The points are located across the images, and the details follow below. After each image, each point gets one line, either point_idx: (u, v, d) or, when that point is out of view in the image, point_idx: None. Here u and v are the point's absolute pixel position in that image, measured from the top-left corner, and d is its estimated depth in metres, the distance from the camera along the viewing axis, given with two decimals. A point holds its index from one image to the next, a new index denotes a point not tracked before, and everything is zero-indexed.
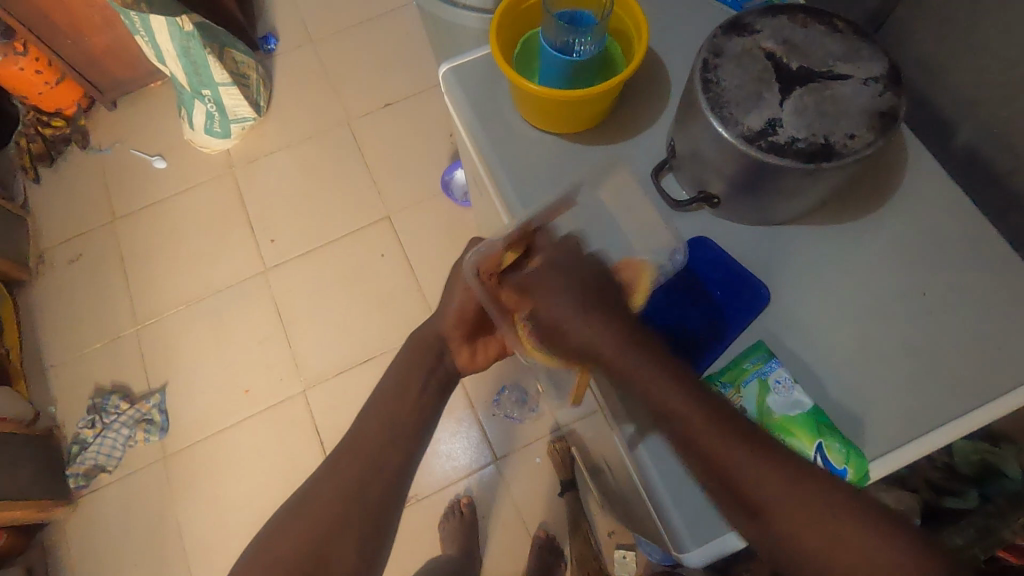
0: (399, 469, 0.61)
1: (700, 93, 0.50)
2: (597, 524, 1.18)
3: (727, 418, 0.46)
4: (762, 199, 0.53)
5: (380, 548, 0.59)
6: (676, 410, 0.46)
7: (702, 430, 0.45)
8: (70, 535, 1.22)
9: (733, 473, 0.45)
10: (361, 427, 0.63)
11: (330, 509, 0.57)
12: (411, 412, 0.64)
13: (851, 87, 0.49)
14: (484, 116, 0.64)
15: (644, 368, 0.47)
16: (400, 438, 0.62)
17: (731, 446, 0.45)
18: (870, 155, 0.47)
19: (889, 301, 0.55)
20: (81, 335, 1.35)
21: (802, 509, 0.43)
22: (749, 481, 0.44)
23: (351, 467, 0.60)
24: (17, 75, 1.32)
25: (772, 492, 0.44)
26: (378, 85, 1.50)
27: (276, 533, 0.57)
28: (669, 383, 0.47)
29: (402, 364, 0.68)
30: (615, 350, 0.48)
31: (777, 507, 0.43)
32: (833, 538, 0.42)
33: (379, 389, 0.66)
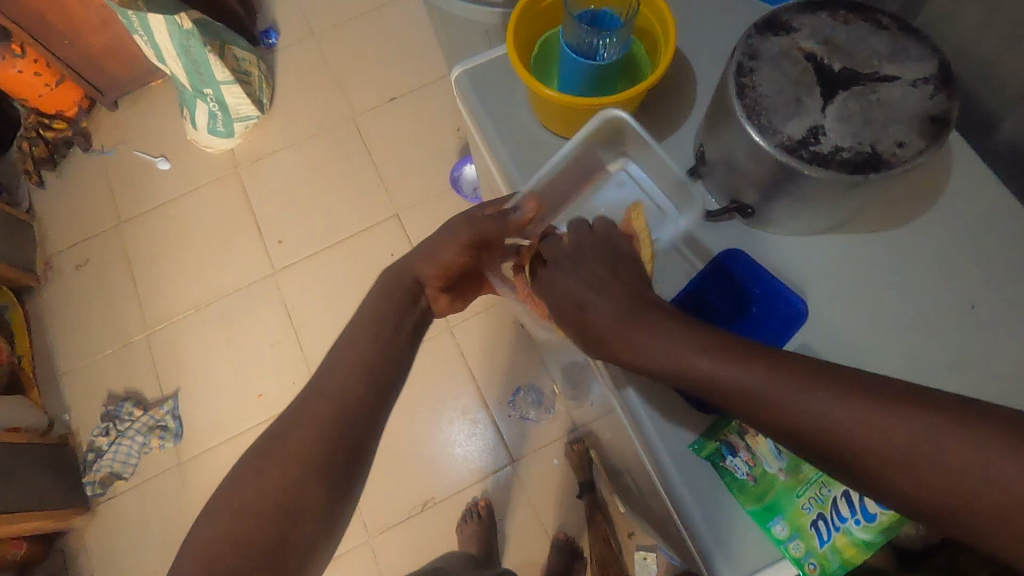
0: (372, 415, 0.55)
1: (735, 99, 0.46)
2: (616, 525, 1.16)
3: (761, 363, 0.40)
4: (801, 210, 0.50)
5: (350, 501, 0.53)
6: (707, 376, 0.41)
7: (731, 382, 0.40)
8: (89, 542, 1.22)
9: (792, 425, 0.38)
10: (327, 369, 0.56)
11: (292, 458, 0.50)
12: (385, 348, 0.57)
13: (899, 90, 0.45)
14: (501, 119, 0.61)
15: (648, 341, 0.43)
16: (376, 374, 0.56)
17: (775, 390, 0.39)
18: (921, 163, 0.44)
19: (935, 314, 0.53)
20: (92, 342, 1.34)
21: (882, 438, 0.35)
22: (824, 425, 0.37)
23: (313, 413, 0.53)
24: (15, 78, 1.29)
25: (847, 426, 0.36)
26: (383, 79, 1.46)
27: (236, 484, 0.50)
28: (680, 342, 0.42)
29: (373, 302, 0.60)
30: (624, 320, 0.45)
31: (850, 441, 0.36)
32: (960, 465, 0.33)
33: (352, 325, 0.59)
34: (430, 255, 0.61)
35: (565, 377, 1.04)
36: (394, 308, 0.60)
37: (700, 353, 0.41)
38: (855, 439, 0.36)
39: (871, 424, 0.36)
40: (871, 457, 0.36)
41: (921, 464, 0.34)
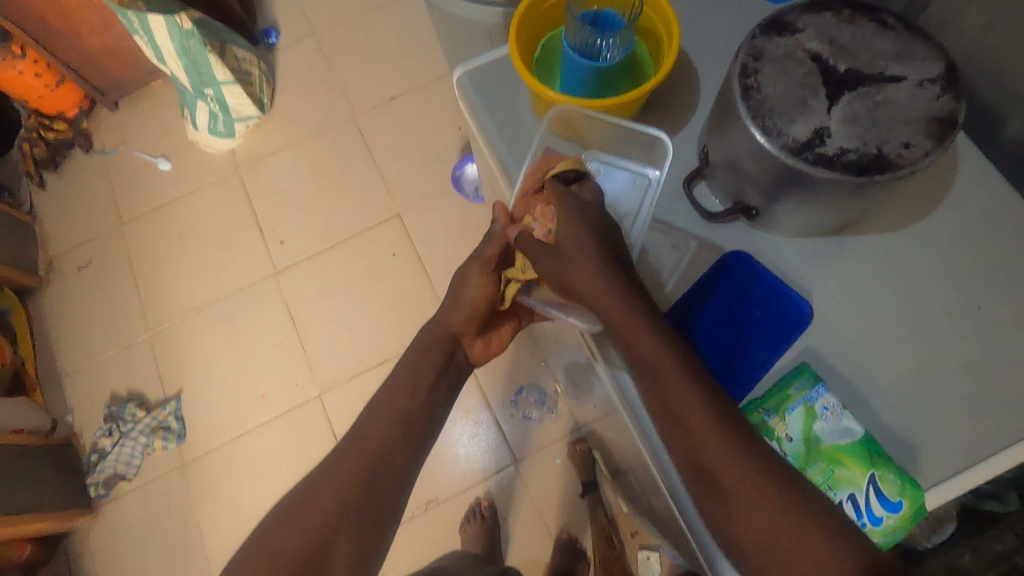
0: (403, 469, 0.55)
1: (739, 100, 0.46)
2: (619, 525, 1.16)
3: (722, 403, 0.45)
4: (807, 212, 0.50)
5: (378, 556, 0.53)
6: (674, 393, 0.45)
7: (691, 411, 0.45)
8: (93, 542, 1.23)
9: (703, 445, 0.44)
10: (366, 422, 0.57)
11: (324, 510, 0.51)
12: (420, 403, 0.58)
13: (905, 91, 0.45)
14: (503, 122, 0.61)
15: (637, 328, 0.47)
16: (412, 431, 0.56)
17: (717, 428, 0.44)
18: (927, 165, 0.44)
19: (940, 316, 0.52)
20: (95, 343, 1.34)
21: (776, 505, 0.42)
22: (724, 465, 0.43)
23: (347, 466, 0.53)
24: (17, 78, 1.27)
25: (746, 473, 0.43)
26: (383, 78, 1.46)
27: (271, 531, 0.52)
28: (661, 352, 0.46)
29: (413, 356, 0.61)
30: (615, 306, 0.48)
31: (751, 495, 0.42)
32: (779, 535, 0.41)
33: (391, 378, 0.60)
34: (458, 302, 0.61)
35: (567, 376, 1.04)
36: (433, 362, 0.60)
37: (682, 371, 0.45)
38: (757, 491, 0.42)
39: (759, 485, 0.42)
40: (756, 510, 0.42)
41: (782, 533, 0.41)
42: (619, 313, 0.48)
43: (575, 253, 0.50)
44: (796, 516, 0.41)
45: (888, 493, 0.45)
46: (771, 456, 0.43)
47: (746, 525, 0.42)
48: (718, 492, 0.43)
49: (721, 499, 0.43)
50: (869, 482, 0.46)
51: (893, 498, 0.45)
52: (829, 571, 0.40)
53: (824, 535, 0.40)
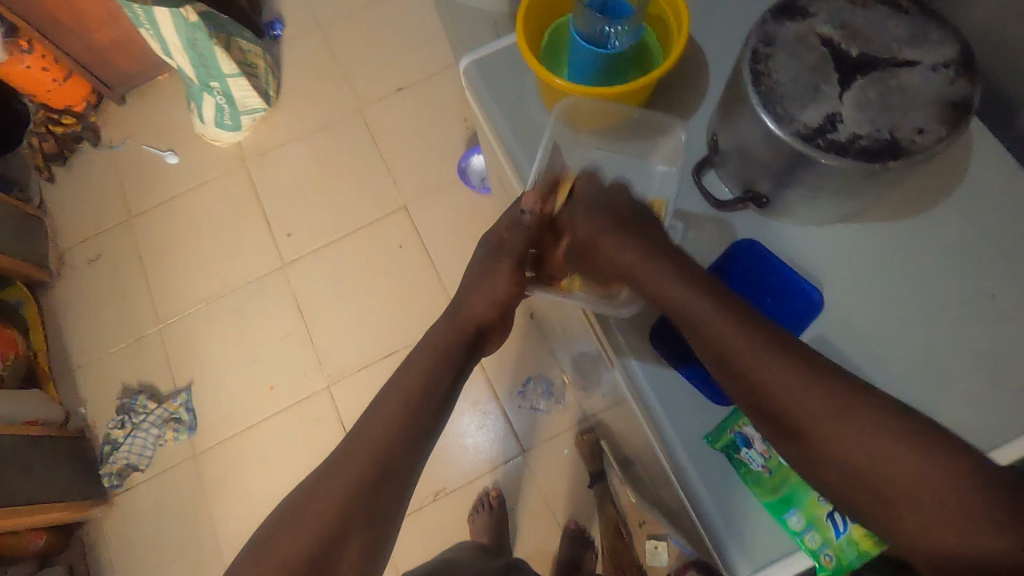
0: (410, 465, 0.53)
1: (750, 87, 0.46)
2: (627, 514, 1.17)
3: (770, 337, 0.45)
4: (818, 199, 0.49)
5: (385, 554, 0.51)
6: (717, 341, 0.46)
7: (738, 352, 0.45)
8: (107, 532, 1.25)
9: (771, 391, 0.44)
10: (369, 419, 0.54)
11: (329, 511, 0.49)
12: (429, 394, 0.56)
13: (919, 75, 0.44)
14: (511, 111, 0.61)
15: (660, 279, 0.49)
16: (416, 427, 0.54)
17: (769, 362, 0.44)
18: (941, 150, 0.43)
19: (953, 305, 0.52)
20: (106, 335, 1.36)
21: (847, 431, 0.41)
22: (799, 402, 0.43)
23: (354, 463, 0.51)
24: (24, 74, 1.28)
25: (819, 410, 0.42)
26: (389, 69, 1.45)
27: (270, 538, 0.50)
28: (692, 297, 0.47)
29: (426, 348, 0.59)
30: (639, 266, 0.51)
31: (821, 428, 0.42)
32: (878, 461, 0.40)
33: (401, 371, 0.58)
34: (481, 290, 0.62)
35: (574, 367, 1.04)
36: (447, 352, 0.59)
37: (717, 315, 0.46)
38: (825, 420, 0.42)
39: (838, 418, 0.41)
40: (829, 441, 0.41)
41: (863, 457, 0.40)
42: (642, 267, 0.51)
43: (598, 238, 0.55)
44: (869, 439, 0.40)
45: None
46: (833, 385, 0.43)
47: (826, 461, 0.42)
48: (789, 437, 0.43)
49: (796, 443, 0.43)
50: None
51: None
52: (912, 490, 0.39)
53: (899, 453, 0.39)
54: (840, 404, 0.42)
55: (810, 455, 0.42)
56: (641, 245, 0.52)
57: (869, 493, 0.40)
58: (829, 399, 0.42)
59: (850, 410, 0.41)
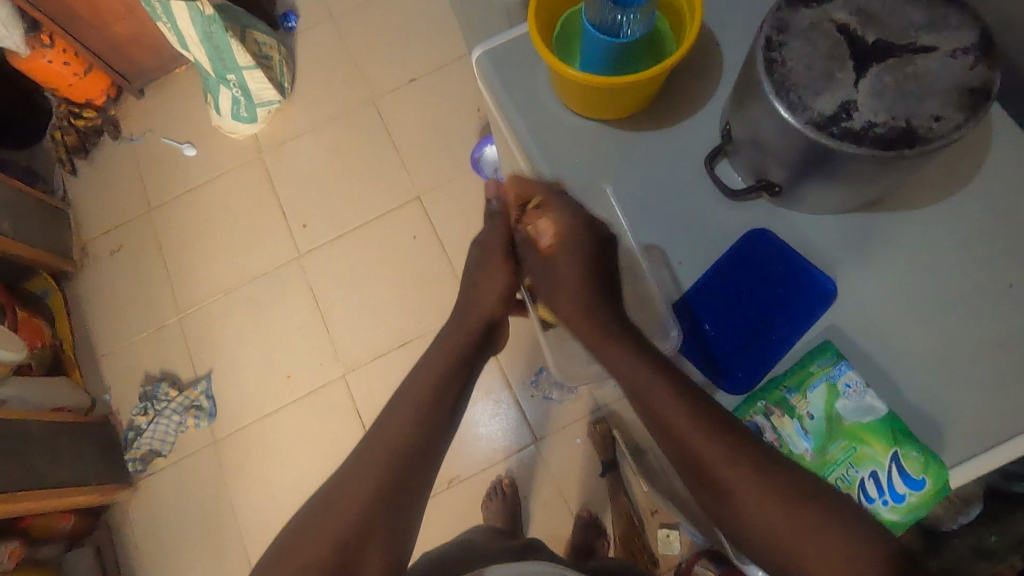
0: (427, 465, 0.59)
1: (763, 75, 0.45)
2: (640, 503, 1.18)
3: (720, 432, 0.50)
4: (833, 187, 0.49)
5: (410, 538, 0.57)
6: (659, 411, 0.52)
7: (678, 426, 0.51)
8: (132, 515, 1.29)
9: (713, 470, 0.50)
10: (387, 421, 0.61)
11: (350, 514, 0.55)
12: (439, 407, 0.61)
13: (936, 61, 0.44)
14: (524, 103, 0.61)
15: (624, 356, 0.56)
16: (428, 431, 0.60)
17: (712, 449, 0.50)
18: (958, 139, 0.43)
19: (969, 295, 0.51)
20: (128, 325, 1.39)
21: (762, 501, 0.48)
22: (732, 485, 0.49)
23: (376, 466, 0.57)
24: (47, 69, 1.31)
25: (750, 492, 0.49)
26: (402, 60, 1.45)
27: (300, 536, 0.56)
28: (642, 373, 0.54)
29: (437, 354, 0.65)
30: (592, 333, 0.60)
31: (741, 500, 0.49)
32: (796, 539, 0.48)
33: (415, 374, 0.64)
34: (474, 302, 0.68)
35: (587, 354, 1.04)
36: (453, 364, 0.64)
37: (666, 399, 0.52)
38: (743, 492, 0.49)
39: (766, 503, 0.48)
40: (749, 513, 0.49)
41: (782, 528, 0.48)
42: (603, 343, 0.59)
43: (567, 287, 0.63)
44: (771, 503, 0.48)
45: (911, 471, 0.46)
46: (763, 470, 0.48)
47: (741, 522, 0.50)
48: (718, 497, 0.51)
49: (723, 506, 0.50)
50: (890, 460, 0.46)
51: (916, 476, 0.46)
52: (804, 551, 0.48)
53: (804, 520, 0.47)
54: (769, 492, 0.48)
55: (728, 516, 0.51)
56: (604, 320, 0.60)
57: (764, 545, 0.49)
58: (755, 472, 0.49)
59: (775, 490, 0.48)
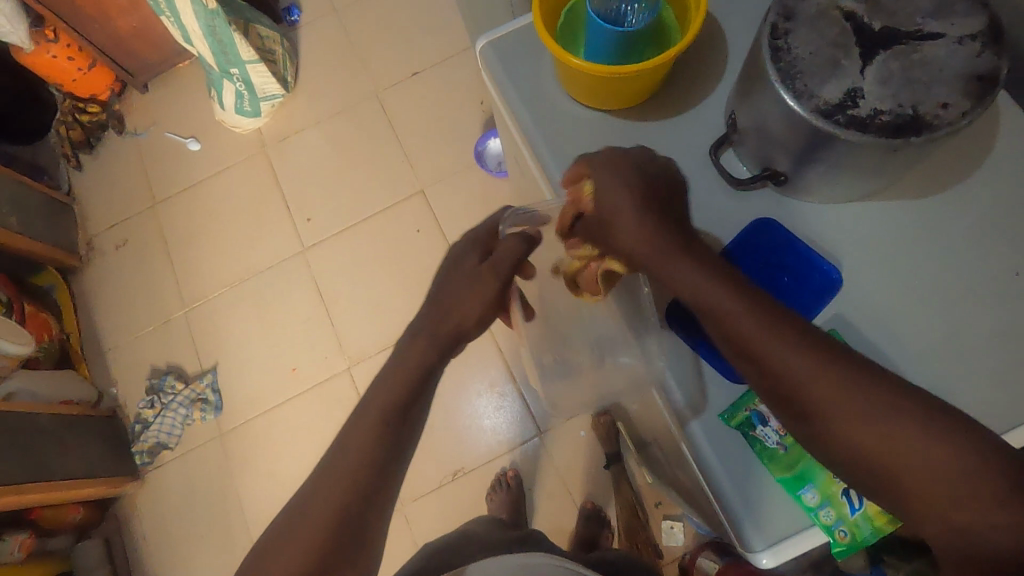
0: (396, 470, 0.52)
1: (769, 63, 0.45)
2: (644, 494, 1.18)
3: (800, 335, 0.44)
4: (839, 176, 0.49)
5: (377, 551, 0.52)
6: (731, 330, 0.44)
7: (756, 342, 0.44)
8: (140, 508, 1.30)
9: (797, 383, 0.43)
10: (353, 424, 0.53)
11: (317, 529, 0.48)
12: (407, 406, 0.53)
13: (944, 48, 0.43)
14: (524, 87, 0.61)
15: (678, 269, 0.47)
16: (396, 435, 0.52)
17: (792, 356, 0.43)
18: (965, 126, 0.43)
19: (976, 284, 0.51)
20: (133, 319, 1.40)
21: (863, 412, 0.41)
22: (822, 397, 0.42)
23: (341, 476, 0.50)
24: (51, 63, 1.31)
25: (845, 402, 0.42)
26: (406, 53, 1.45)
27: (264, 553, 0.49)
28: (711, 289, 0.45)
29: (405, 352, 0.56)
30: (654, 255, 0.48)
31: (835, 414, 0.42)
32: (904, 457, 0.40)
33: (381, 373, 0.56)
34: (456, 299, 0.58)
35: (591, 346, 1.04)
36: (420, 364, 0.55)
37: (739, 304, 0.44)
38: (840, 403, 0.42)
39: (867, 412, 0.41)
40: (849, 430, 0.42)
41: (887, 444, 0.41)
42: (662, 266, 0.47)
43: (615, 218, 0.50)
44: (868, 412, 0.41)
45: None
46: (852, 368, 0.43)
47: (838, 444, 0.42)
48: (805, 419, 0.43)
49: (812, 428, 0.43)
50: None
51: None
52: (913, 473, 0.40)
53: (913, 439, 0.40)
54: (868, 400, 0.41)
55: (826, 439, 0.43)
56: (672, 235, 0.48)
57: (870, 472, 0.42)
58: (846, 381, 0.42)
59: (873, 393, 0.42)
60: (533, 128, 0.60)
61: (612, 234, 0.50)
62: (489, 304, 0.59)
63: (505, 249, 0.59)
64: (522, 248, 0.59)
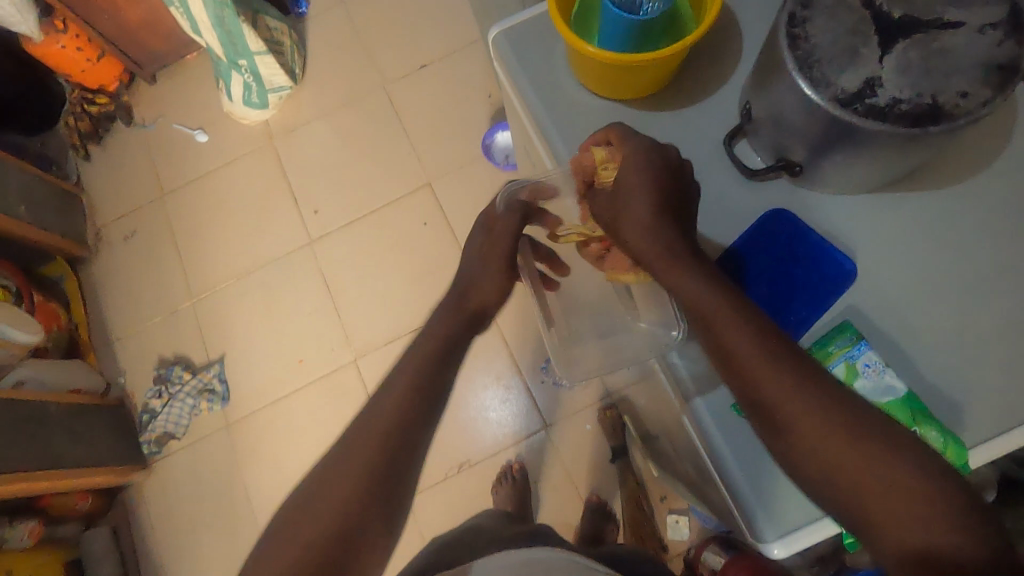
0: (421, 437, 0.52)
1: (786, 51, 0.45)
2: (649, 488, 1.18)
3: (792, 361, 0.44)
4: (856, 165, 0.48)
5: (398, 522, 0.51)
6: (726, 342, 0.45)
7: (749, 360, 0.44)
8: (147, 497, 1.31)
9: (776, 401, 0.43)
10: (382, 394, 0.53)
11: (345, 491, 0.48)
12: (437, 378, 0.54)
13: (964, 37, 0.42)
14: (535, 73, 0.61)
15: (682, 275, 0.47)
16: (422, 403, 0.52)
17: (780, 378, 0.43)
18: (985, 115, 0.42)
19: (991, 276, 0.51)
20: (142, 309, 1.40)
21: (845, 427, 0.42)
22: (797, 417, 0.43)
23: (369, 442, 0.50)
24: (59, 53, 1.31)
25: (820, 429, 0.42)
26: (414, 45, 1.45)
27: (290, 516, 0.48)
28: (711, 298, 0.46)
29: (435, 324, 0.57)
30: (658, 259, 0.48)
31: (805, 435, 0.43)
32: (869, 474, 0.40)
33: (412, 343, 0.57)
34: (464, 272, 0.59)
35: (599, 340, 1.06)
36: (441, 343, 0.56)
37: (734, 321, 0.45)
38: (813, 427, 0.42)
39: (838, 438, 0.42)
40: (814, 450, 0.42)
41: (849, 465, 0.41)
42: (663, 268, 0.48)
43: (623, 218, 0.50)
44: (844, 438, 0.42)
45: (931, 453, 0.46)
46: (837, 396, 0.43)
47: (804, 459, 0.43)
48: (776, 431, 0.44)
49: (780, 441, 0.44)
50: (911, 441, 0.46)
51: None
52: (877, 493, 0.40)
53: (877, 461, 0.41)
54: (849, 427, 0.42)
55: (793, 451, 0.43)
56: (680, 244, 0.48)
57: (833, 487, 0.42)
58: (830, 398, 0.43)
59: (851, 424, 0.42)
60: (541, 111, 0.60)
61: (617, 219, 0.51)
62: (502, 284, 0.58)
63: (502, 225, 0.58)
64: (517, 224, 0.58)
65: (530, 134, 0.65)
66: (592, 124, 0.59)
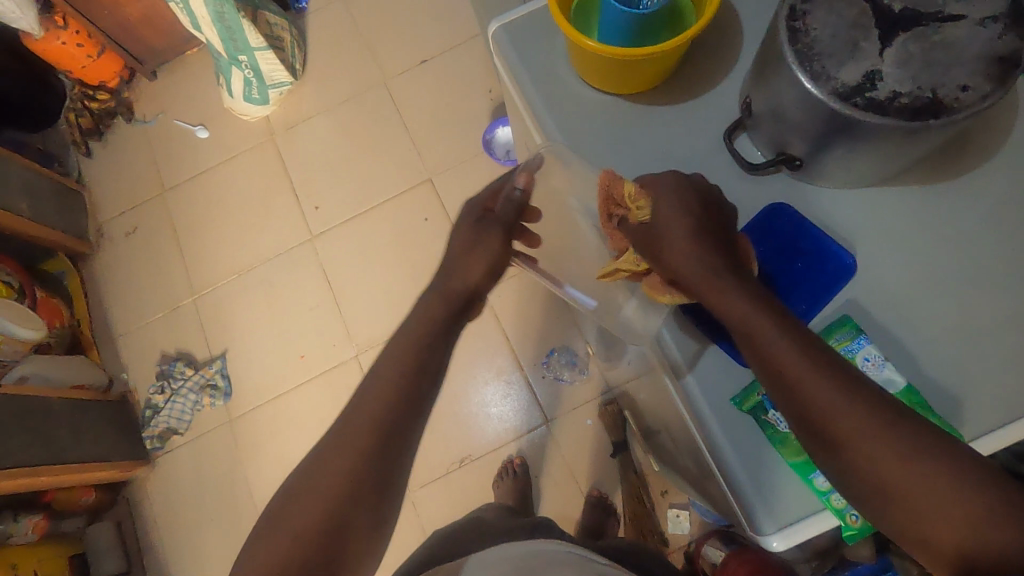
0: (411, 431, 0.51)
1: (786, 45, 0.45)
2: (650, 482, 1.19)
3: (845, 379, 0.43)
4: (856, 159, 0.48)
5: (391, 507, 0.51)
6: (777, 360, 0.43)
7: (802, 379, 0.43)
8: (150, 491, 1.31)
9: (833, 421, 0.42)
10: (367, 389, 0.52)
11: (332, 488, 0.47)
12: (422, 375, 0.52)
13: (965, 29, 0.42)
14: (535, 68, 0.61)
15: (724, 292, 0.45)
16: (410, 401, 0.51)
17: (838, 398, 0.42)
18: (986, 109, 0.42)
19: (993, 270, 0.51)
20: (144, 305, 1.41)
21: (890, 447, 0.41)
22: (857, 436, 0.41)
23: (356, 436, 0.49)
24: (59, 50, 1.30)
25: (880, 445, 0.41)
26: (414, 41, 1.45)
27: (278, 509, 0.48)
28: (759, 317, 0.44)
29: (422, 313, 0.56)
30: (699, 276, 0.46)
31: (864, 454, 0.41)
32: (917, 480, 0.40)
33: (399, 332, 0.56)
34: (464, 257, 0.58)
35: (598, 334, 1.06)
36: (435, 325, 0.55)
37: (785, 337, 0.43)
38: (872, 443, 0.41)
39: (897, 453, 0.41)
40: (870, 466, 0.41)
41: (903, 478, 0.40)
42: (706, 286, 0.46)
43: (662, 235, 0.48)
44: (902, 453, 0.41)
45: None
46: (891, 410, 0.42)
47: (862, 478, 0.42)
48: (828, 448, 0.43)
49: (836, 460, 0.42)
50: None
51: None
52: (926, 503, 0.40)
53: (931, 470, 0.40)
54: (912, 444, 0.41)
55: (849, 470, 0.42)
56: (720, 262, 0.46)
57: (883, 499, 0.41)
58: (878, 418, 0.41)
59: (911, 440, 0.41)
60: (541, 106, 0.60)
61: (651, 238, 0.49)
62: (494, 257, 0.58)
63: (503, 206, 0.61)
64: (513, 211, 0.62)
65: (530, 129, 0.65)
66: (592, 119, 0.59)
